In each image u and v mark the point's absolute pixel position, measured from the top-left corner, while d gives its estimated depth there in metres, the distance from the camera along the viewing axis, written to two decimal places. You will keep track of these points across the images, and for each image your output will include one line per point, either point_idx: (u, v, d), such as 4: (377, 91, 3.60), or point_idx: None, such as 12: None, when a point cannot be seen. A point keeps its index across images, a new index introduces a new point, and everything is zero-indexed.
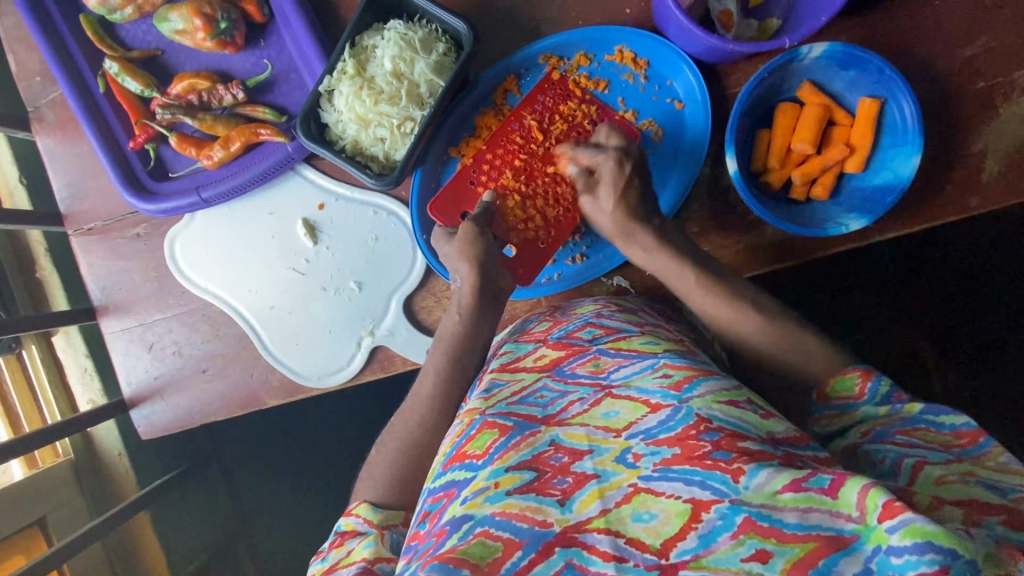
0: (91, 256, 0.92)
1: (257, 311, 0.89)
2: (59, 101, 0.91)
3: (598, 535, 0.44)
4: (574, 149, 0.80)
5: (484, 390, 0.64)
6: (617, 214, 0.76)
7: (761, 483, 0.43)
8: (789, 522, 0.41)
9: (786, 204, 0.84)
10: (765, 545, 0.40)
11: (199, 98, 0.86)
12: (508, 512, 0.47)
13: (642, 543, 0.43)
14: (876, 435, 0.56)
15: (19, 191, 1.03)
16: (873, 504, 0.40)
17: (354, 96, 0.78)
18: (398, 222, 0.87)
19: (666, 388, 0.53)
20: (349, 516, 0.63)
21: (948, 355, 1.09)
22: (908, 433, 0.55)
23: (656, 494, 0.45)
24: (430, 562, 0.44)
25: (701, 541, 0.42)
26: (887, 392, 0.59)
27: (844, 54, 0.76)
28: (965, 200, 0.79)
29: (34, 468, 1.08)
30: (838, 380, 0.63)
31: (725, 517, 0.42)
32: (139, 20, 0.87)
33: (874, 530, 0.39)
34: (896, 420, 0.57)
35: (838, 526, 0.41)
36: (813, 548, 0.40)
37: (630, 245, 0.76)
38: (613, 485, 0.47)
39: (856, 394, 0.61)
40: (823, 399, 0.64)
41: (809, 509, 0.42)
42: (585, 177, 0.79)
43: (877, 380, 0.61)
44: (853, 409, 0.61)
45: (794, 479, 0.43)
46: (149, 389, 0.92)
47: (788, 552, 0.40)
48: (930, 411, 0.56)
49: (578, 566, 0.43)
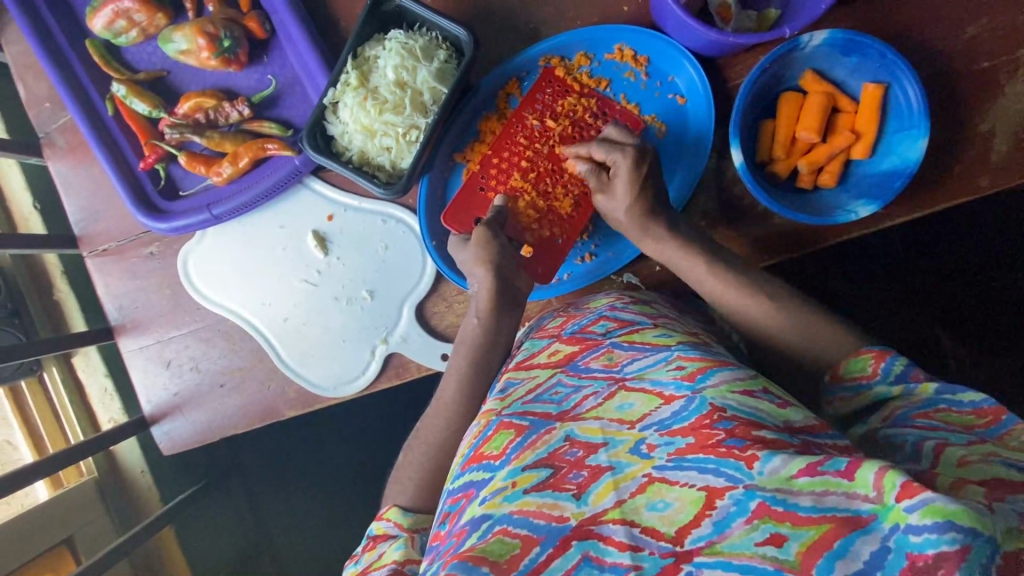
0: (106, 276, 0.93)
1: (271, 326, 0.90)
2: (69, 125, 0.92)
3: (614, 526, 0.44)
4: (586, 147, 0.79)
5: (500, 389, 0.63)
6: (633, 211, 0.75)
7: (774, 468, 0.43)
8: (803, 506, 0.41)
9: (794, 194, 0.83)
10: (779, 530, 0.40)
11: (206, 116, 0.87)
12: (525, 510, 0.46)
13: (657, 532, 0.43)
14: (897, 418, 0.55)
15: (34, 216, 1.05)
16: (891, 483, 0.39)
17: (359, 107, 0.79)
18: (407, 230, 0.88)
19: (679, 379, 0.53)
20: (381, 520, 0.64)
21: (961, 333, 1.07)
22: (928, 416, 0.53)
23: (670, 483, 0.45)
24: (451, 562, 0.44)
25: (715, 527, 0.41)
26: (901, 371, 0.59)
27: (845, 40, 0.76)
28: (974, 179, 0.78)
29: (59, 489, 1.09)
30: (851, 362, 0.63)
31: (739, 503, 0.42)
32: (145, 42, 0.89)
33: (891, 509, 0.38)
34: (914, 401, 0.56)
35: (855, 508, 0.40)
36: (828, 529, 0.39)
37: (644, 239, 0.76)
38: (627, 476, 0.47)
39: (868, 374, 0.60)
40: (836, 380, 0.63)
41: (825, 493, 0.41)
42: (597, 173, 0.79)
43: (892, 358, 0.60)
44: (866, 390, 0.60)
45: (809, 463, 0.43)
46: (168, 405, 0.93)
47: (803, 535, 0.39)
48: (948, 389, 0.55)
49: (595, 558, 0.43)
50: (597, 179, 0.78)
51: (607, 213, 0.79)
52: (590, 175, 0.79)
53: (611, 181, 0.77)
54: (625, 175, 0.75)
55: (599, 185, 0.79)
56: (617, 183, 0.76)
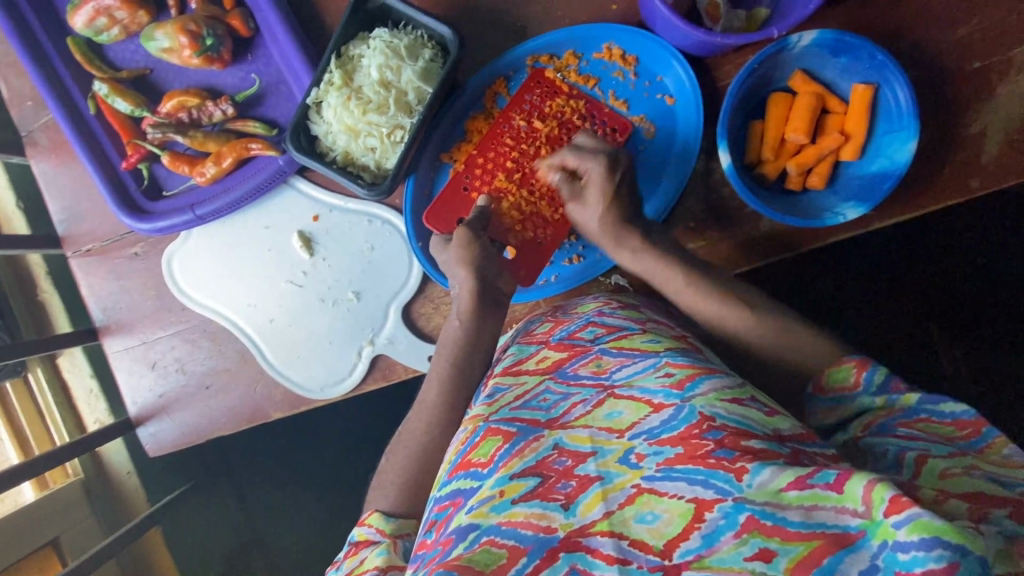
0: (90, 277, 0.92)
1: (257, 326, 0.90)
2: (52, 124, 0.91)
3: (602, 539, 0.43)
4: (557, 157, 0.78)
5: (487, 395, 0.63)
6: (608, 218, 0.75)
7: (764, 481, 0.42)
8: (792, 520, 0.40)
9: (783, 195, 0.83)
10: (768, 544, 0.39)
11: (189, 115, 0.86)
12: (513, 521, 0.46)
13: (646, 545, 0.42)
14: (879, 428, 0.54)
15: (16, 216, 1.05)
16: (880, 499, 0.38)
17: (342, 107, 0.78)
18: (392, 230, 0.87)
19: (668, 387, 0.52)
20: (363, 526, 0.63)
21: (953, 330, 1.07)
22: (910, 425, 0.53)
23: (660, 494, 0.45)
24: (436, 570, 0.43)
25: (704, 541, 0.41)
26: (883, 382, 0.57)
27: (834, 41, 0.75)
28: (965, 181, 0.77)
29: (45, 490, 1.10)
30: (833, 372, 0.62)
31: (728, 516, 0.41)
32: (127, 39, 0.88)
33: (880, 525, 0.38)
34: (895, 412, 0.55)
35: (844, 524, 0.39)
36: (818, 546, 0.38)
37: (620, 250, 0.76)
38: (616, 487, 0.46)
39: (851, 384, 0.59)
40: (819, 391, 0.62)
41: (813, 507, 0.40)
42: (569, 183, 0.78)
43: (874, 368, 0.59)
44: (850, 400, 0.59)
45: (798, 477, 0.42)
46: (155, 406, 0.93)
47: (792, 551, 0.39)
48: (930, 400, 0.54)
49: (582, 571, 0.42)
50: (570, 188, 0.78)
51: (579, 221, 0.79)
52: (562, 186, 0.78)
53: (583, 190, 0.77)
54: (598, 183, 0.75)
55: (571, 194, 0.78)
56: (590, 192, 0.76)
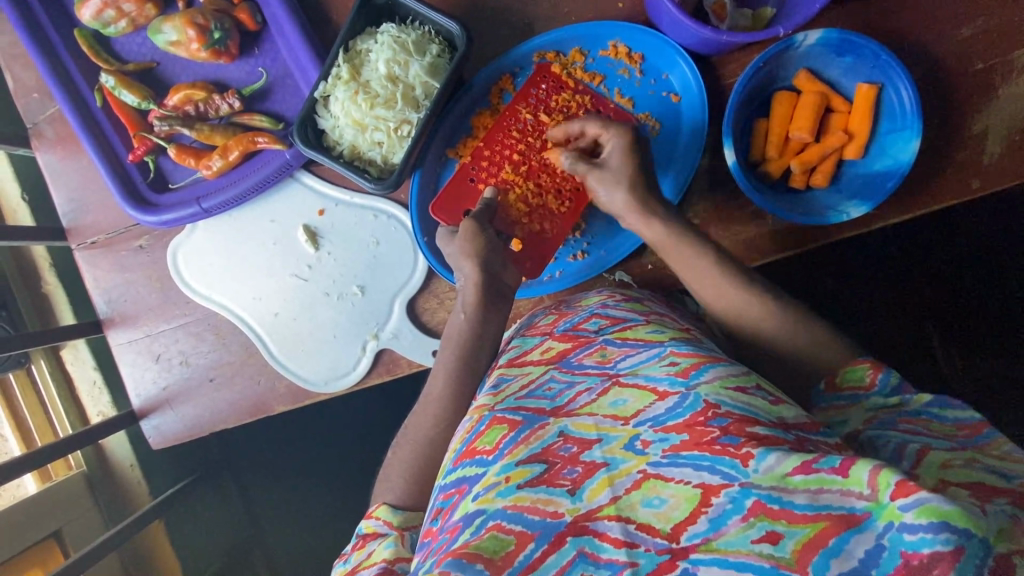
0: (95, 269, 0.92)
1: (261, 320, 0.90)
2: (58, 116, 0.91)
3: (609, 523, 0.44)
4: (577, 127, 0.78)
5: (492, 386, 0.63)
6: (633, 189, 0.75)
7: (770, 466, 0.42)
8: (799, 504, 0.40)
9: (786, 193, 0.83)
10: (775, 527, 0.40)
11: (195, 109, 0.86)
12: (519, 505, 0.46)
13: (652, 528, 0.43)
14: (881, 423, 0.55)
15: (22, 208, 1.05)
16: (886, 482, 0.38)
17: (350, 101, 0.79)
18: (398, 225, 0.87)
19: (673, 375, 0.53)
20: (370, 519, 0.64)
21: (952, 330, 1.08)
22: (912, 422, 0.54)
23: (666, 480, 0.45)
24: (445, 558, 0.44)
25: (711, 525, 0.41)
26: (897, 386, 0.57)
27: (840, 40, 0.76)
28: (965, 182, 0.78)
29: (47, 482, 1.10)
30: (849, 371, 0.61)
31: (734, 501, 0.42)
32: (134, 32, 0.88)
33: (886, 507, 0.38)
34: (902, 410, 0.55)
35: (849, 505, 0.39)
36: (824, 527, 0.39)
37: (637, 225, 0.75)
38: (623, 472, 0.47)
39: (866, 384, 0.59)
40: (831, 389, 0.62)
41: (819, 491, 0.41)
42: (586, 160, 0.77)
43: (889, 371, 0.59)
44: (861, 400, 0.59)
45: (804, 461, 0.42)
46: (158, 399, 0.93)
47: (798, 533, 0.39)
48: (938, 404, 0.55)
49: (590, 554, 0.43)
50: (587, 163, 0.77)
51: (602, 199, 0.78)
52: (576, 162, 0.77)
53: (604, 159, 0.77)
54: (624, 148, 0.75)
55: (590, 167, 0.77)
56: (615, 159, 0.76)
